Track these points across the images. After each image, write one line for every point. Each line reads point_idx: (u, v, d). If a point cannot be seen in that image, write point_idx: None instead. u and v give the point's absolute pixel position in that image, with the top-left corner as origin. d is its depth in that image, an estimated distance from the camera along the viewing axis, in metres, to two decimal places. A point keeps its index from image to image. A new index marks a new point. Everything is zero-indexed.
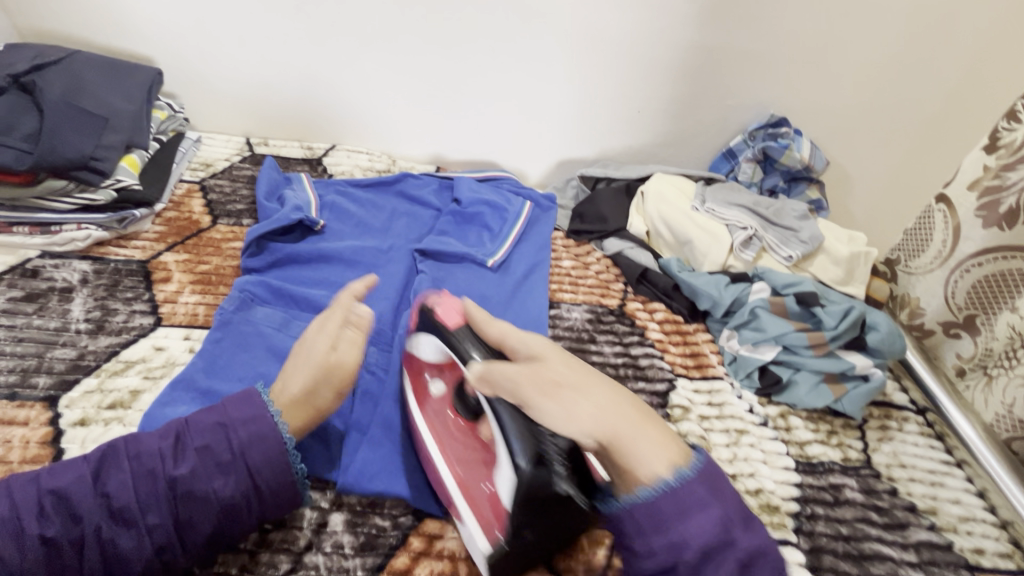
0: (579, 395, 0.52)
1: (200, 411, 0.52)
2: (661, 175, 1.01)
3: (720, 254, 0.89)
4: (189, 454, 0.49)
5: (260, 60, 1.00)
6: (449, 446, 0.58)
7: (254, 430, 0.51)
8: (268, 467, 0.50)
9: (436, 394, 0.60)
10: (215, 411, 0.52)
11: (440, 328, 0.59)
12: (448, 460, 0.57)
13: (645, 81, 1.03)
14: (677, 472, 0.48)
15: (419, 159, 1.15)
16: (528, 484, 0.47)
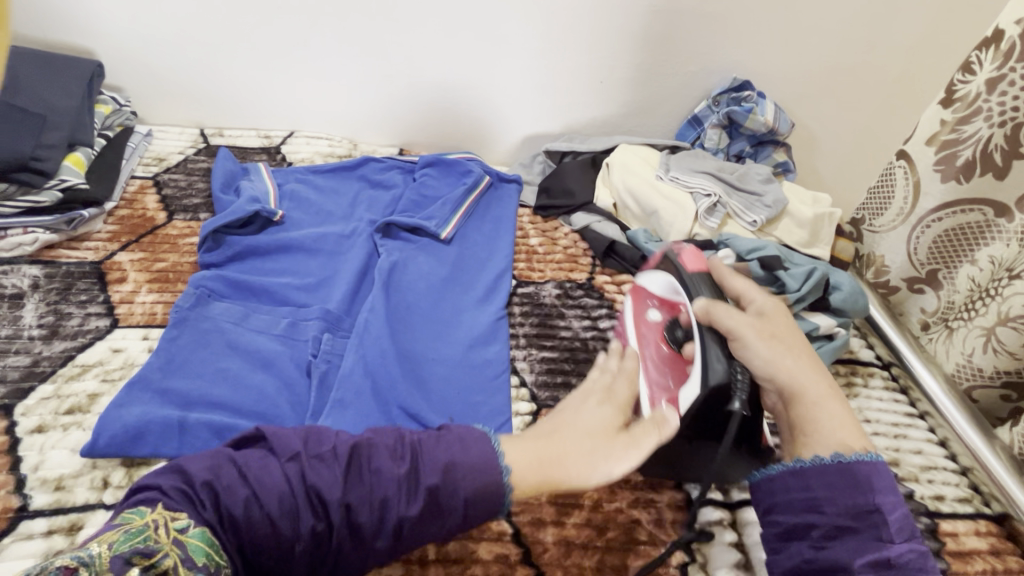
0: (776, 333, 0.58)
1: (375, 441, 0.48)
2: (626, 145, 1.00)
3: (686, 222, 0.89)
4: (301, 492, 0.45)
5: (208, 46, 0.96)
6: (651, 365, 0.63)
7: (385, 489, 0.46)
8: (370, 511, 0.45)
9: (654, 318, 0.67)
10: (439, 443, 0.49)
11: (679, 269, 0.65)
12: (648, 382, 0.62)
13: (607, 50, 1.01)
14: (866, 451, 0.51)
15: (383, 142, 1.12)
16: (709, 398, 0.55)
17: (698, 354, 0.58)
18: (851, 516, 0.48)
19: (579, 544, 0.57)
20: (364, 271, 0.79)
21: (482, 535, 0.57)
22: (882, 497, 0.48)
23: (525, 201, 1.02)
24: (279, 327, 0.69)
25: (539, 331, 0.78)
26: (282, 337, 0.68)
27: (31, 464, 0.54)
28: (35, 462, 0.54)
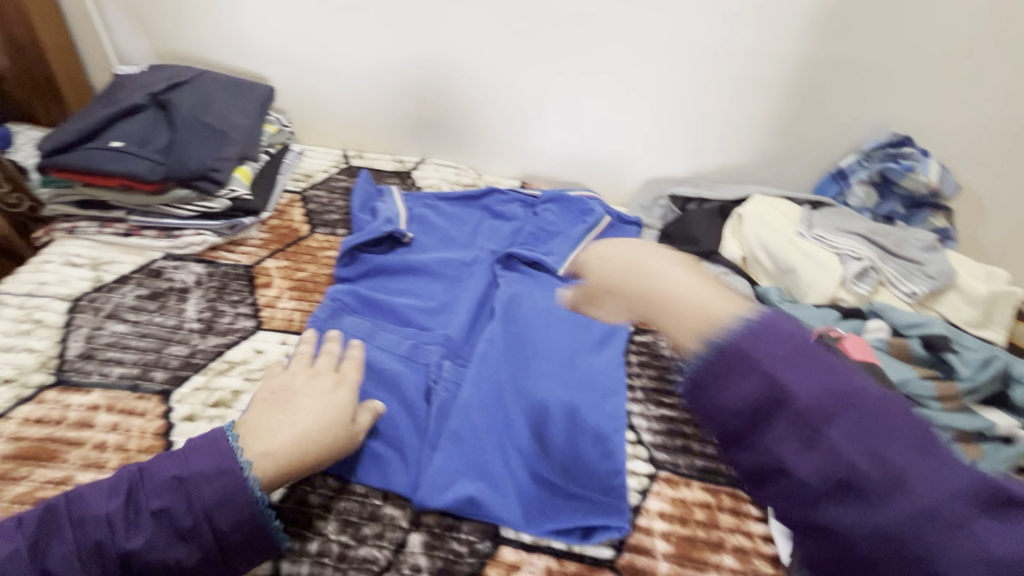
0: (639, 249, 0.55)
1: (157, 465, 0.50)
2: (760, 196, 0.94)
3: (828, 286, 0.81)
4: (146, 520, 0.47)
5: (362, 76, 1.04)
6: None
7: (220, 492, 0.48)
8: (235, 530, 0.49)
9: None
10: (196, 460, 0.50)
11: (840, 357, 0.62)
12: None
13: (749, 96, 0.97)
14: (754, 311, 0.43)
15: (506, 174, 1.14)
16: None
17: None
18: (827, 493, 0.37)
19: None
20: (483, 301, 0.79)
21: None
22: (833, 426, 0.38)
23: None
24: (402, 348, 0.71)
25: (656, 385, 0.74)
26: (405, 359, 0.70)
27: None
28: None
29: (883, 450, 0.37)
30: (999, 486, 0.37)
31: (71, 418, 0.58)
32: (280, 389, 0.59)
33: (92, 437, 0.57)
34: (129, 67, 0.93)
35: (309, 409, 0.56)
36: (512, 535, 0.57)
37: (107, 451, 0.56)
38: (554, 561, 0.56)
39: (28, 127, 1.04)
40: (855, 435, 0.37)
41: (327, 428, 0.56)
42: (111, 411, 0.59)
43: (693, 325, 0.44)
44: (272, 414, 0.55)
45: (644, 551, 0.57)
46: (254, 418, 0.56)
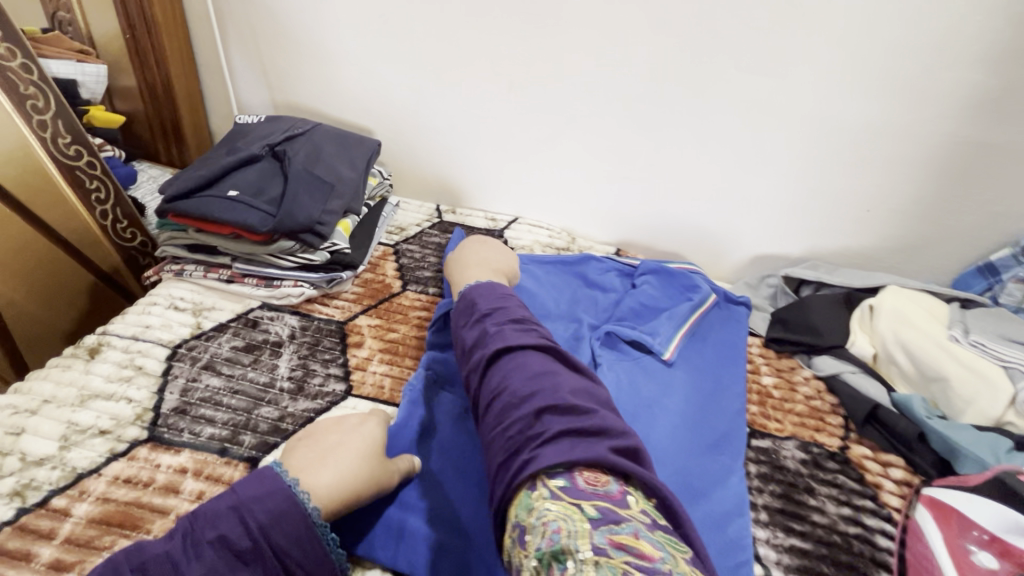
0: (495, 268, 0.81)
1: (209, 500, 0.48)
2: (896, 288, 0.84)
3: (994, 405, 0.69)
4: (206, 550, 0.44)
5: (465, 135, 1.03)
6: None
7: (277, 508, 0.47)
8: (298, 548, 0.46)
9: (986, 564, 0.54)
10: (254, 484, 0.48)
11: None
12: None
13: (883, 177, 0.88)
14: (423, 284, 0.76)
15: (600, 239, 1.09)
16: None
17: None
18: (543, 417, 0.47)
19: None
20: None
21: None
22: (531, 400, 0.49)
23: (753, 329, 0.90)
24: None
25: (783, 505, 0.64)
26: None
27: None
28: None
29: (515, 369, 0.53)
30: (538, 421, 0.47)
31: (158, 481, 0.55)
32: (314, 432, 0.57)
33: (176, 506, 0.54)
34: (249, 117, 0.96)
35: (353, 451, 0.54)
36: None
37: None
38: None
39: (151, 165, 1.10)
40: (566, 376, 0.52)
41: (372, 465, 0.54)
42: (198, 477, 0.56)
43: (462, 313, 0.66)
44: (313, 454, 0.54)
45: None
46: (308, 459, 0.53)
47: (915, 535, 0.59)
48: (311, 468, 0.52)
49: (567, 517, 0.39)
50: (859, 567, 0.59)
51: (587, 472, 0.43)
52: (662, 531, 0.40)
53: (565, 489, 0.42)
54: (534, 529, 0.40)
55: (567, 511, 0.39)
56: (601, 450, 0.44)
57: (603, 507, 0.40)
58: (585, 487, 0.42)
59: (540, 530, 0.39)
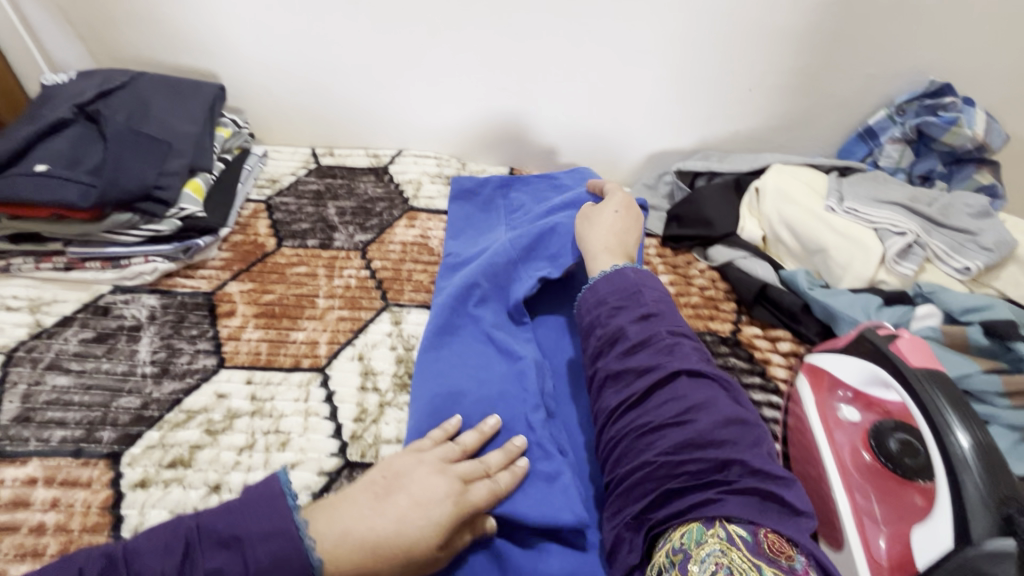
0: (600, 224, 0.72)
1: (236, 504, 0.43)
2: (780, 167, 0.83)
3: (867, 267, 0.71)
4: None
5: (323, 66, 0.92)
6: (857, 485, 0.52)
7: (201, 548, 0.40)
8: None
9: (850, 417, 0.57)
10: (236, 517, 0.42)
11: (892, 360, 0.53)
12: (857, 513, 0.50)
13: (761, 51, 0.84)
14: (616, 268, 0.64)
15: (493, 161, 1.03)
16: (969, 508, 0.41)
17: (941, 473, 0.44)
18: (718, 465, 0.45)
19: None
20: (465, 305, 0.70)
21: None
22: (701, 415, 0.48)
23: (651, 230, 0.89)
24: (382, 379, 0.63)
25: None
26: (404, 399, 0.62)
27: (131, 526, 0.50)
28: (135, 523, 0.50)
29: (706, 403, 0.49)
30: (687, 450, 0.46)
31: (3, 497, 0.50)
32: (389, 477, 0.48)
33: (28, 519, 0.49)
34: (55, 76, 0.82)
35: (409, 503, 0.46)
36: None
37: (47, 535, 0.49)
38: None
39: None
40: (669, 369, 0.51)
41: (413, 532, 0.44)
42: (51, 485, 0.52)
43: (618, 297, 0.59)
44: (368, 510, 0.45)
45: None
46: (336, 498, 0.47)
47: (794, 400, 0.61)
48: (330, 513, 0.45)
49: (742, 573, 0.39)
50: None
51: (772, 535, 0.42)
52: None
53: (746, 542, 0.41)
54: (701, 563, 0.40)
55: (744, 566, 0.39)
56: (751, 503, 0.43)
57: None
58: (767, 551, 0.40)
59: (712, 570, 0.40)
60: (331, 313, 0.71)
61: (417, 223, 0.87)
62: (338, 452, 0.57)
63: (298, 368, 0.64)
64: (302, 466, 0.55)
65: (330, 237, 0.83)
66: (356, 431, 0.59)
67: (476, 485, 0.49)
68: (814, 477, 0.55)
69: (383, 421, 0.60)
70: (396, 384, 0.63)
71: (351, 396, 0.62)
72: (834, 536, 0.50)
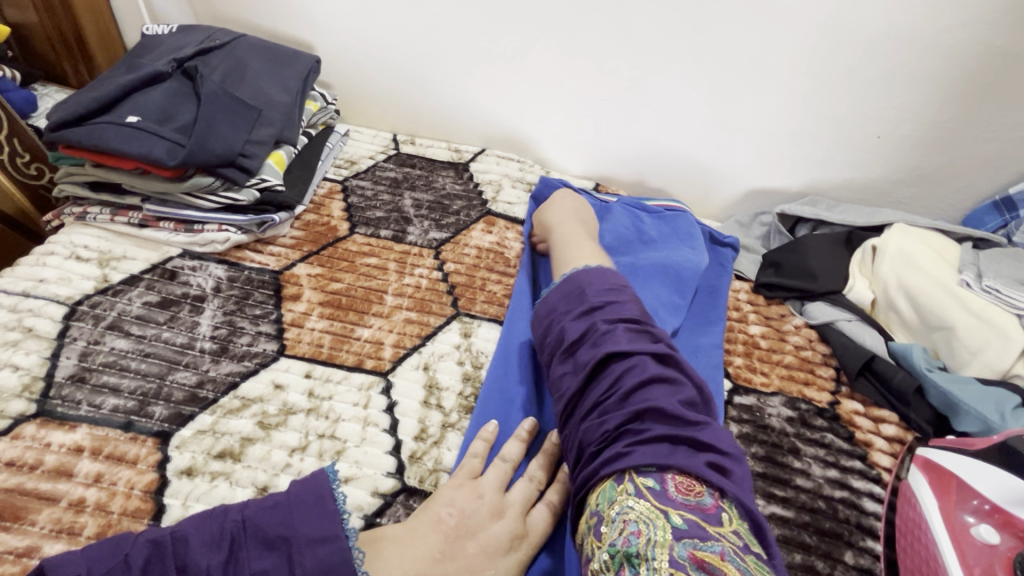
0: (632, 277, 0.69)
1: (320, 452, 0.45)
2: (903, 227, 0.75)
3: (1003, 356, 0.63)
4: None
5: (421, 50, 0.88)
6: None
7: (324, 559, 0.39)
8: None
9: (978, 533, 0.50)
10: (279, 513, 0.41)
11: None
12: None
13: (900, 97, 0.76)
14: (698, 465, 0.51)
15: (576, 173, 0.97)
16: None
17: None
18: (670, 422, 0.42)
19: None
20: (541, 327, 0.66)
21: None
22: (655, 383, 0.44)
23: (742, 273, 0.82)
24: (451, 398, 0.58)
25: (765, 470, 0.59)
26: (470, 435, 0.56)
27: (172, 518, 0.46)
28: (176, 516, 0.46)
29: (659, 382, 0.44)
30: (684, 429, 0.42)
31: (48, 463, 0.48)
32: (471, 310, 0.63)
33: (69, 491, 0.46)
34: (156, 26, 0.80)
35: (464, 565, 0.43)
36: None
37: (86, 512, 0.46)
38: None
39: (57, 87, 0.94)
40: (607, 315, 0.50)
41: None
42: (96, 457, 0.49)
43: (564, 296, 0.55)
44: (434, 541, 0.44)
45: None
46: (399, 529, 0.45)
47: (907, 499, 0.54)
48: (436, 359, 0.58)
49: (650, 522, 0.37)
50: (843, 535, 0.54)
51: (681, 477, 0.39)
52: (755, 555, 0.36)
53: (654, 491, 0.39)
54: (612, 523, 0.39)
55: (650, 515, 0.37)
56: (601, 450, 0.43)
57: (692, 519, 0.37)
58: (677, 495, 0.38)
59: (619, 527, 0.38)
60: (398, 313, 0.67)
61: (495, 229, 0.82)
62: (396, 473, 0.52)
63: (359, 369, 0.60)
64: (357, 481, 0.51)
65: (404, 230, 0.79)
66: (416, 451, 0.54)
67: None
68: None
69: (446, 445, 0.55)
70: (461, 404, 0.58)
71: (414, 410, 0.57)
72: None
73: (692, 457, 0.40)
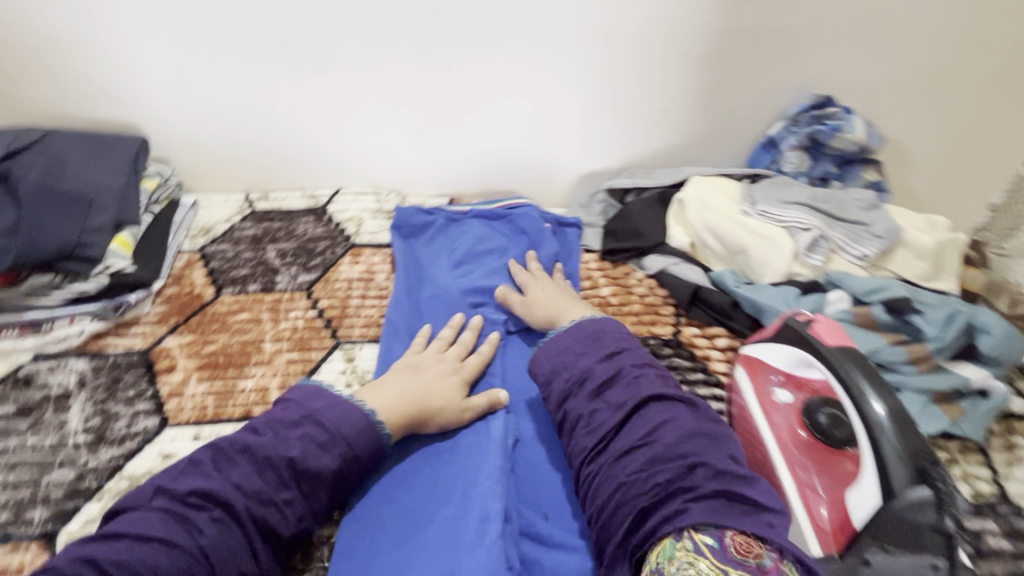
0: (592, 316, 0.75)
1: (302, 391, 0.58)
2: (698, 178, 0.91)
3: (782, 261, 0.78)
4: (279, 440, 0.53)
5: (251, 110, 0.92)
6: (797, 460, 0.59)
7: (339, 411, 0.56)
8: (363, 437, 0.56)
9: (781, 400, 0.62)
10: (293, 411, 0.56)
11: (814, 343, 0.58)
12: (800, 484, 0.57)
13: (668, 77, 0.92)
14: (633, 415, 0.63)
15: (431, 193, 1.05)
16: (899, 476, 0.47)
17: (863, 436, 0.51)
18: (744, 483, 0.47)
19: None
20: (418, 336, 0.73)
21: None
22: (665, 433, 0.51)
23: (588, 246, 0.93)
24: None
25: None
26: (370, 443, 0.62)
27: None
28: None
29: (669, 428, 0.52)
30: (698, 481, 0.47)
31: None
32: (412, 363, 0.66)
33: None
34: None
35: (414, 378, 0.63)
36: None
37: None
38: None
39: None
40: (630, 358, 0.59)
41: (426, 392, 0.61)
42: None
43: (580, 339, 0.63)
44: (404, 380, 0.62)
45: None
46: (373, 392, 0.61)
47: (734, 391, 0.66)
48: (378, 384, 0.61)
49: None
50: None
51: (739, 537, 0.43)
52: None
53: (713, 549, 0.42)
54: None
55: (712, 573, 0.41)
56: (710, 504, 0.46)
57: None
58: (732, 553, 0.42)
59: None
60: (280, 357, 0.70)
61: (362, 260, 0.87)
62: None
63: (249, 418, 0.62)
64: None
65: (272, 280, 0.82)
66: None
67: (469, 359, 0.68)
68: (755, 451, 0.62)
69: None
70: None
71: None
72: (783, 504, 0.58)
73: (752, 516, 0.45)
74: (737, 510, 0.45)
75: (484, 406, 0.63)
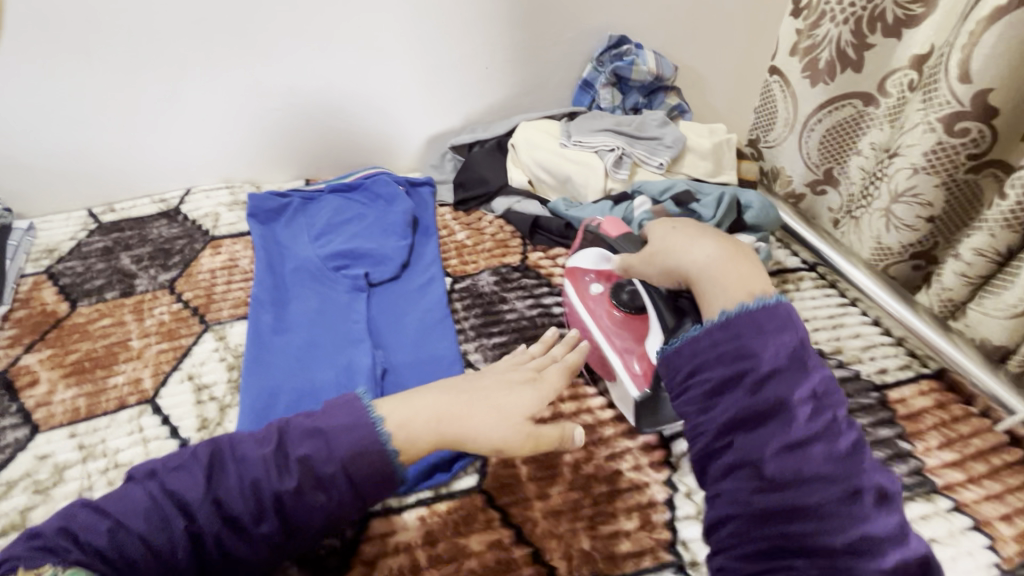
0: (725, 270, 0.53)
1: (298, 416, 0.50)
2: (526, 123, 1.02)
3: (598, 181, 0.92)
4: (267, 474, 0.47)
5: (73, 122, 0.90)
6: (613, 333, 0.67)
7: (354, 442, 0.48)
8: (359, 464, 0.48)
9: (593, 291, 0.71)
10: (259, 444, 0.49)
11: (605, 239, 0.71)
12: (618, 351, 0.65)
13: (482, 35, 1.01)
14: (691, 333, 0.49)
15: (287, 178, 1.08)
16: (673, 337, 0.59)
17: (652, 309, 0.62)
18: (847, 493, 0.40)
19: (570, 512, 0.58)
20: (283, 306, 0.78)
21: (470, 528, 0.57)
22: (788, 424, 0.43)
23: (442, 200, 1.01)
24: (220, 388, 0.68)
25: (485, 320, 0.79)
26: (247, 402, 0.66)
27: None
28: None
29: (796, 425, 0.42)
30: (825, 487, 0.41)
31: None
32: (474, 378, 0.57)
33: None
34: None
35: (486, 399, 0.53)
36: (381, 508, 0.58)
37: None
38: (426, 510, 0.58)
39: None
40: (772, 354, 0.45)
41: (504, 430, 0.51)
42: None
43: (768, 313, 0.47)
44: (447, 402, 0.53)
45: (508, 468, 0.61)
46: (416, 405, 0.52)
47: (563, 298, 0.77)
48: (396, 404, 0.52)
49: None
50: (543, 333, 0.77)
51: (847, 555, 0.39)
52: None
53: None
54: None
55: None
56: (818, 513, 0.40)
57: None
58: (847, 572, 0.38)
59: None
60: (149, 349, 0.72)
61: (223, 250, 0.89)
62: None
63: (125, 407, 0.66)
64: None
65: (131, 284, 0.83)
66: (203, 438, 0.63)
67: (548, 370, 0.60)
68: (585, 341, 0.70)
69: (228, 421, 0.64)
70: (232, 387, 0.68)
71: (190, 411, 0.65)
72: (608, 372, 0.67)
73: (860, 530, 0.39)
74: (862, 509, 0.40)
75: (558, 440, 0.54)
